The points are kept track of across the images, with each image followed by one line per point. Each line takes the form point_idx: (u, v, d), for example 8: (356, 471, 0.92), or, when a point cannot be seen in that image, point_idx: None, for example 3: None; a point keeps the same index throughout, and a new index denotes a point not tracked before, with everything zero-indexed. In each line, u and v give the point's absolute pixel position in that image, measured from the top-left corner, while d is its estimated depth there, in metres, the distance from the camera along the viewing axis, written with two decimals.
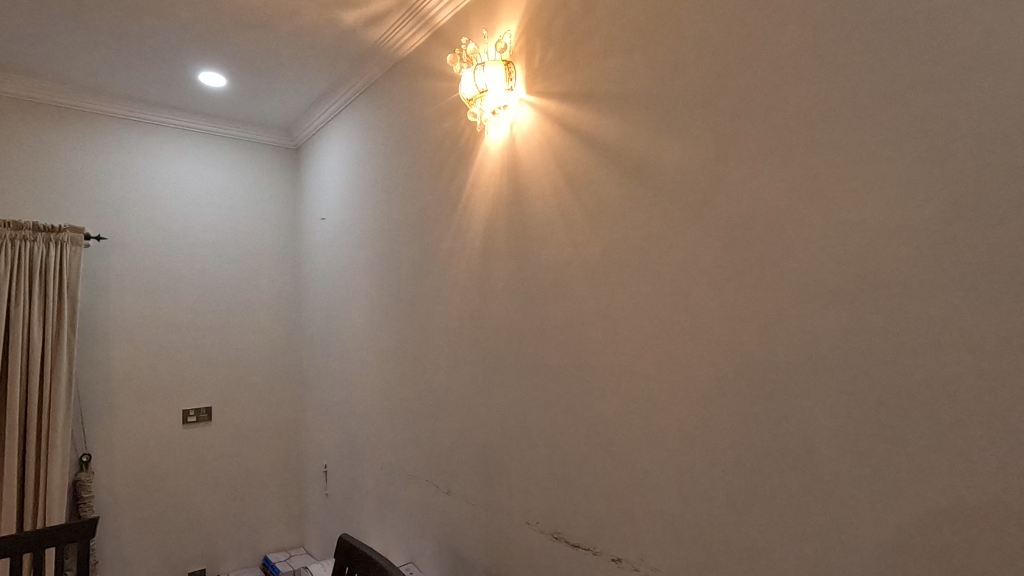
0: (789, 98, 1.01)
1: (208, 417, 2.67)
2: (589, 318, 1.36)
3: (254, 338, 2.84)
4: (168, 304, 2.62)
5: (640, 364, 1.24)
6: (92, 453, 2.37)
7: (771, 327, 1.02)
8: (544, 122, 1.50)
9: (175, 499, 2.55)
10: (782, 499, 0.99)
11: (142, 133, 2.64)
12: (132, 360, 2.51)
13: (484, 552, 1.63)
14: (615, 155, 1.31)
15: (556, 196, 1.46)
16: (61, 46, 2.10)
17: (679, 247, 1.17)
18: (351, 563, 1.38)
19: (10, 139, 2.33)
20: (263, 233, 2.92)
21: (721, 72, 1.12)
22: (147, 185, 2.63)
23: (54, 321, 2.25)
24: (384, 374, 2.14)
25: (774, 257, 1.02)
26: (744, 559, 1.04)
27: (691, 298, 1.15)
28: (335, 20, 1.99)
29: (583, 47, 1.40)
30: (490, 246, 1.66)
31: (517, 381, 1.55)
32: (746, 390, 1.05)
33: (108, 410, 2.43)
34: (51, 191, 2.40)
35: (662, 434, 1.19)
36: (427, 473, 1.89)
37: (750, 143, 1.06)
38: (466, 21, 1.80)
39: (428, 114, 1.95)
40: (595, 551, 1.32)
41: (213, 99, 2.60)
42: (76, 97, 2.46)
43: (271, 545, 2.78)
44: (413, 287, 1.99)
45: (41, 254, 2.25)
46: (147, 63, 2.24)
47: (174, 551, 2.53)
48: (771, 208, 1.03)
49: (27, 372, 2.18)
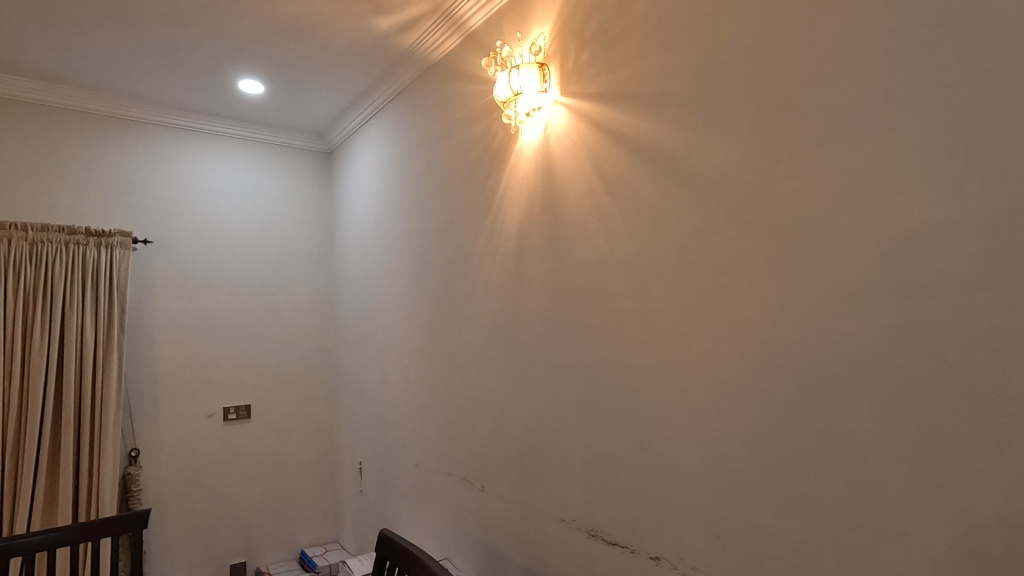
0: (830, 95, 1.00)
1: (247, 414, 2.75)
2: (626, 318, 1.36)
3: (291, 338, 2.91)
4: (211, 306, 2.71)
5: (676, 363, 1.24)
6: (141, 448, 2.47)
7: (814, 326, 1.01)
8: (578, 124, 1.51)
9: (216, 493, 2.63)
10: (825, 500, 0.98)
11: (183, 140, 2.73)
12: (176, 359, 2.60)
13: (520, 547, 1.65)
14: (651, 155, 1.32)
15: (591, 196, 1.47)
16: (111, 58, 2.20)
17: (717, 245, 1.17)
18: (392, 558, 1.42)
19: (64, 148, 2.45)
20: (298, 234, 3.00)
21: (760, 70, 1.11)
22: (190, 191, 2.72)
23: (105, 321, 2.35)
24: (419, 373, 2.19)
25: (816, 256, 1.01)
26: (788, 559, 1.03)
27: (729, 297, 1.14)
28: (369, 26, 2.03)
29: (617, 48, 1.41)
30: (524, 247, 1.68)
31: (552, 380, 1.57)
32: (787, 390, 1.04)
33: (154, 407, 2.53)
34: (101, 197, 2.51)
35: (701, 434, 1.19)
36: (462, 471, 1.92)
37: (791, 140, 1.05)
38: (499, 24, 1.82)
39: (461, 118, 1.98)
40: (633, 549, 1.33)
41: (251, 106, 2.67)
42: (124, 107, 2.57)
43: (307, 540, 2.85)
44: (448, 288, 2.03)
45: (92, 257, 2.36)
46: (189, 72, 2.32)
47: (217, 543, 2.61)
48: (810, 206, 1.02)
49: (81, 370, 2.28)
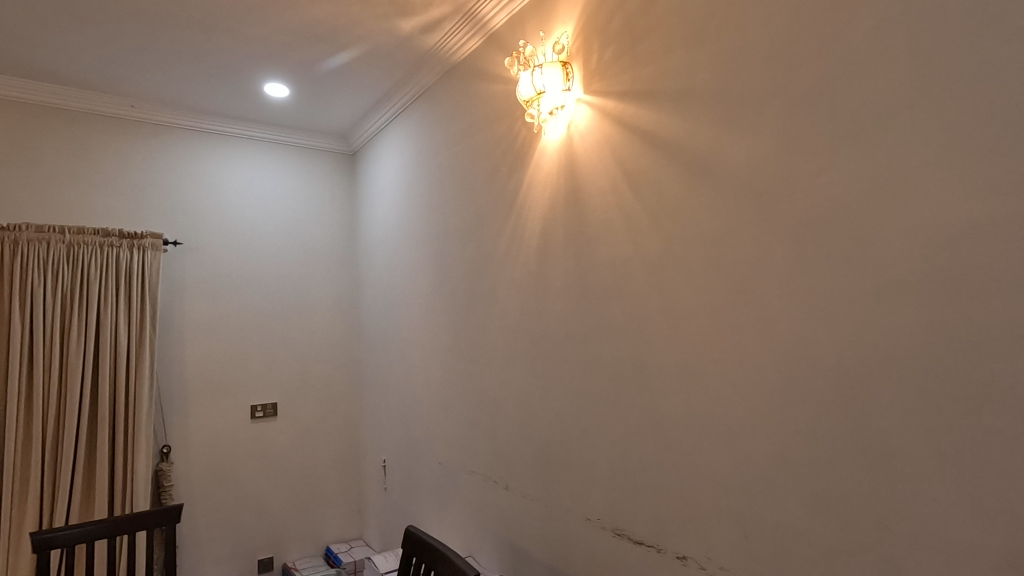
0: (860, 90, 0.98)
1: (273, 413, 2.80)
2: (651, 317, 1.35)
3: (317, 338, 2.96)
4: (238, 306, 2.76)
5: (702, 363, 1.23)
6: (172, 445, 2.53)
7: (846, 324, 0.99)
8: (602, 122, 1.51)
9: (244, 489, 2.69)
10: (858, 500, 0.97)
11: (211, 143, 2.79)
12: (205, 358, 2.66)
13: (545, 545, 1.65)
14: (676, 152, 1.31)
15: (616, 195, 1.46)
16: (144, 64, 2.26)
17: (746, 243, 1.16)
18: (420, 554, 1.44)
19: (98, 153, 2.52)
20: (322, 235, 3.04)
21: (790, 64, 1.09)
22: (218, 193, 2.77)
23: (138, 321, 2.42)
24: (443, 372, 2.20)
25: (846, 253, 0.99)
26: (821, 561, 1.02)
27: (758, 295, 1.13)
28: (393, 28, 2.05)
29: (640, 46, 1.41)
30: (548, 245, 1.69)
31: (576, 379, 1.57)
32: (817, 390, 1.03)
33: (185, 405, 2.59)
34: (133, 200, 2.58)
35: (729, 434, 1.17)
36: (486, 469, 1.93)
37: (822, 135, 1.03)
38: (522, 24, 1.83)
39: (484, 118, 1.99)
40: (659, 548, 1.32)
41: (277, 109, 2.72)
42: (155, 112, 2.64)
43: (332, 537, 2.89)
44: (471, 288, 2.04)
45: (126, 258, 2.42)
46: (218, 76, 2.38)
47: (246, 538, 2.66)
48: (840, 203, 1.00)
49: (116, 368, 2.34)
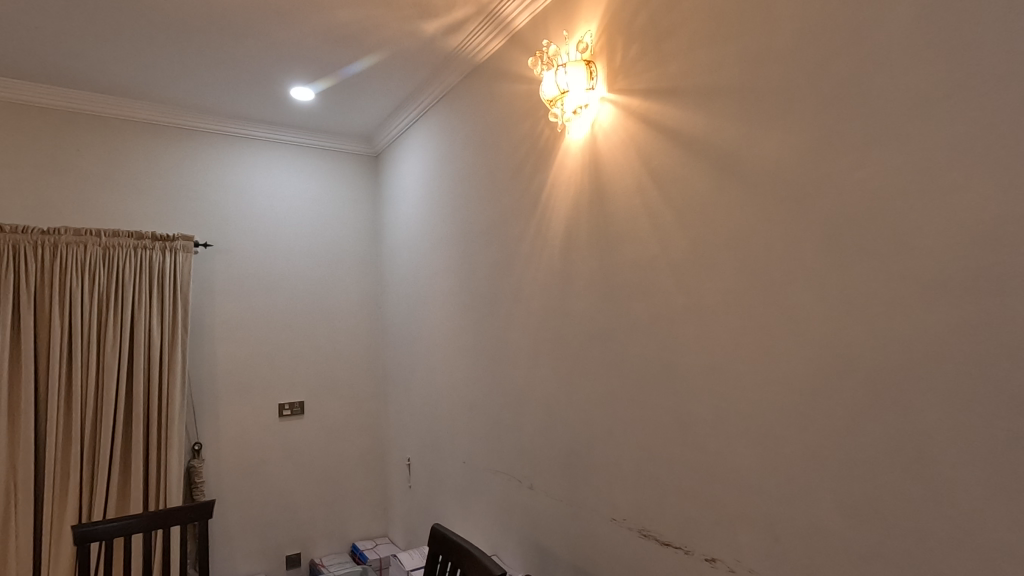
0: (894, 84, 0.96)
1: (300, 411, 2.85)
2: (677, 316, 1.34)
3: (342, 339, 3.00)
4: (266, 306, 2.82)
5: (731, 363, 1.21)
6: (203, 442, 2.60)
7: (883, 322, 0.96)
8: (627, 120, 1.50)
9: (272, 486, 2.74)
10: (893, 504, 0.94)
11: (238, 147, 2.85)
12: (234, 357, 2.72)
13: (571, 545, 1.65)
14: (702, 150, 1.29)
15: (641, 193, 1.45)
16: (174, 70, 2.32)
17: (776, 241, 1.14)
18: (446, 552, 1.45)
19: (132, 158, 2.60)
20: (347, 236, 3.08)
21: (823, 55, 1.06)
22: (246, 196, 2.83)
23: (170, 321, 2.48)
24: (467, 371, 2.22)
25: (880, 251, 0.97)
26: (856, 566, 0.99)
27: (789, 293, 1.10)
28: (416, 30, 2.07)
29: (666, 43, 1.39)
30: (572, 245, 1.68)
31: (602, 379, 1.57)
32: (851, 391, 1.00)
33: (215, 403, 2.65)
34: (165, 203, 2.64)
35: (760, 435, 1.15)
36: (511, 468, 1.94)
37: (854, 130, 1.01)
38: (545, 23, 1.83)
39: (507, 118, 2.00)
40: (686, 550, 1.31)
41: (302, 112, 2.77)
42: (186, 117, 2.70)
43: (358, 534, 2.93)
44: (495, 287, 2.04)
45: (158, 260, 2.49)
46: (245, 81, 2.42)
47: (274, 534, 2.72)
48: (874, 199, 0.97)
49: (149, 367, 2.41)
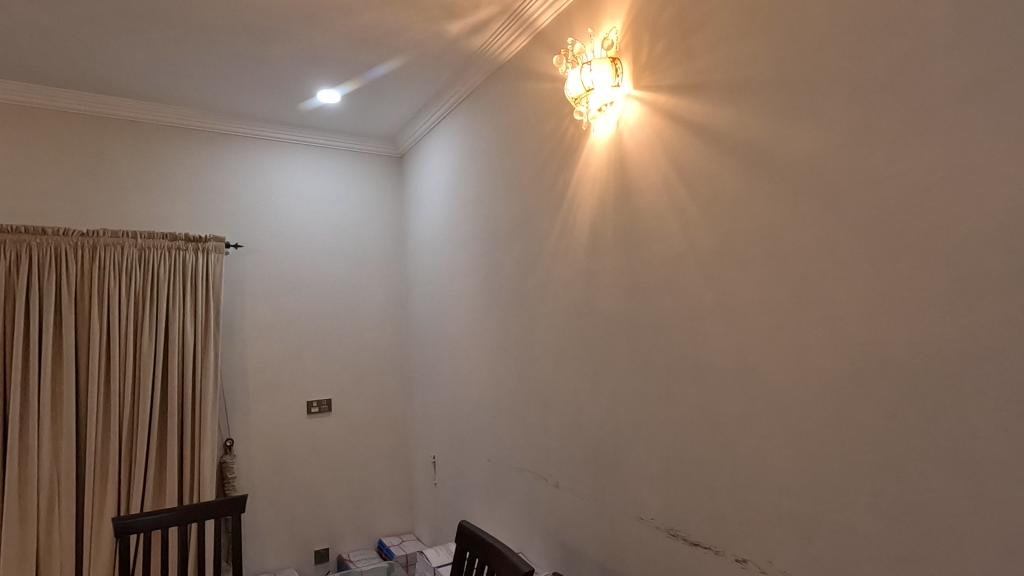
0: (932, 77, 0.93)
1: (328, 408, 2.90)
2: (705, 314, 1.33)
3: (368, 338, 3.04)
4: (294, 305, 2.87)
5: (761, 362, 1.20)
6: (234, 438, 2.66)
7: (922, 319, 0.93)
8: (653, 117, 1.48)
9: (301, 482, 2.79)
10: (934, 506, 0.92)
11: (267, 149, 2.91)
12: (264, 356, 2.78)
13: (598, 543, 1.65)
14: (731, 146, 1.28)
15: (668, 190, 1.44)
16: (206, 75, 2.38)
17: (807, 237, 1.11)
18: (474, 549, 1.46)
19: (166, 161, 2.67)
20: (372, 236, 3.11)
21: (856, 45, 1.04)
22: (274, 197, 2.89)
23: (203, 320, 2.55)
24: (492, 369, 2.23)
25: (919, 247, 0.94)
26: (894, 568, 0.97)
27: (822, 289, 1.08)
28: (440, 31, 2.09)
29: (693, 38, 1.38)
30: (598, 243, 1.68)
31: (628, 377, 1.56)
32: (888, 391, 0.98)
33: (246, 400, 2.71)
34: (196, 205, 2.71)
35: (791, 434, 1.13)
36: (536, 466, 1.94)
37: (890, 125, 0.99)
38: (569, 21, 1.82)
39: (532, 116, 2.00)
40: (717, 550, 1.29)
41: (328, 114, 2.81)
42: (216, 121, 2.77)
43: (384, 530, 2.96)
44: (520, 286, 2.05)
45: (191, 261, 2.55)
46: (273, 84, 2.47)
47: (303, 529, 2.77)
48: (911, 194, 0.95)
49: (183, 365, 2.48)
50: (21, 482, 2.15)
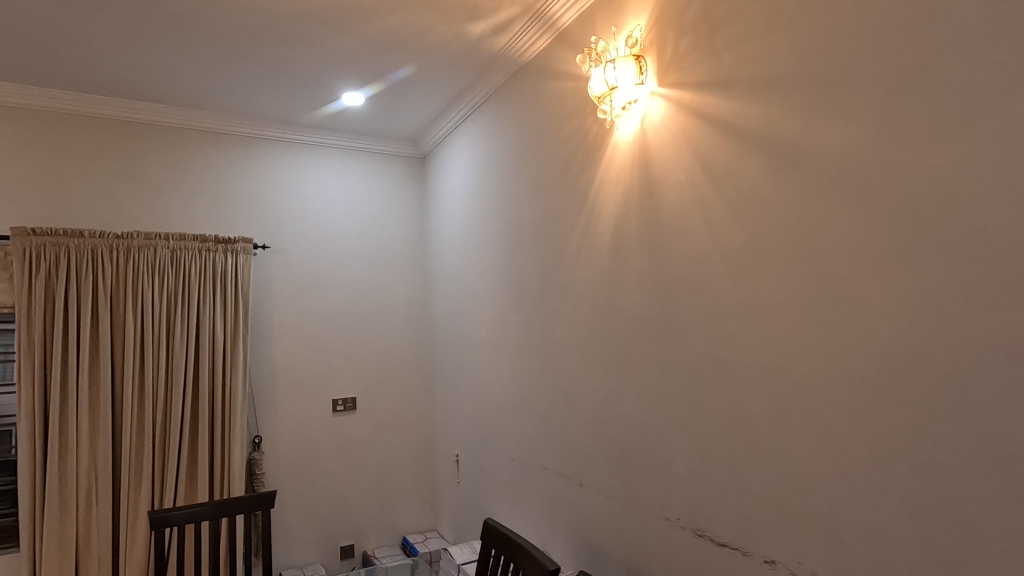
0: (965, 70, 0.91)
1: (353, 407, 2.94)
2: (732, 313, 1.32)
3: (391, 338, 3.07)
4: (319, 305, 2.91)
5: (788, 361, 1.18)
6: (262, 435, 2.72)
7: (958, 317, 0.91)
8: (678, 114, 1.48)
9: (326, 479, 2.83)
10: (970, 508, 0.90)
11: (292, 152, 2.96)
12: (290, 354, 2.83)
13: (623, 542, 1.64)
14: (758, 142, 1.26)
15: (693, 187, 1.43)
16: (234, 79, 2.43)
17: (837, 235, 1.10)
18: (499, 546, 1.48)
19: (195, 165, 2.74)
20: (395, 236, 3.15)
21: (891, 38, 1.01)
22: (300, 199, 2.94)
23: (232, 320, 2.61)
24: (515, 368, 2.24)
25: (953, 244, 0.92)
26: (929, 571, 0.95)
27: (853, 288, 1.06)
28: (463, 33, 2.10)
29: (719, 34, 1.37)
30: (622, 241, 1.68)
31: (653, 376, 1.55)
32: (921, 391, 0.96)
33: (273, 398, 2.77)
34: (225, 207, 2.78)
35: (823, 436, 1.11)
36: (560, 465, 1.95)
37: (922, 119, 0.97)
38: (593, 20, 1.82)
39: (555, 116, 2.00)
40: (745, 551, 1.28)
41: (352, 117, 2.85)
42: (244, 125, 2.83)
43: (408, 527, 2.99)
44: (543, 285, 2.06)
45: (221, 261, 2.61)
46: (299, 88, 2.51)
47: (329, 525, 2.81)
48: (944, 190, 0.93)
49: (213, 363, 2.54)
50: (60, 476, 2.23)
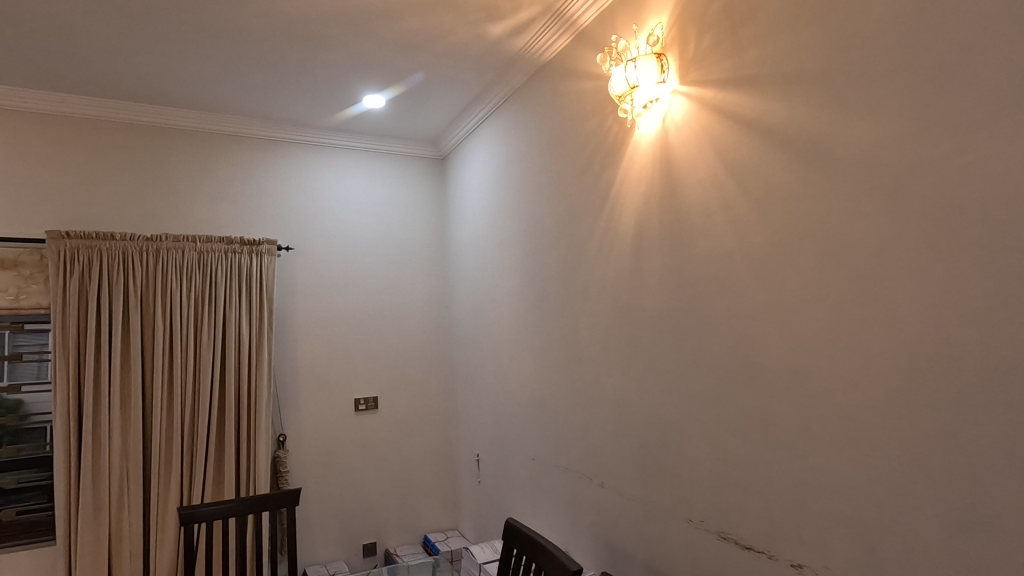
0: (998, 62, 0.88)
1: (374, 406, 2.97)
2: (756, 312, 1.30)
3: (412, 338, 3.09)
4: (341, 305, 2.95)
5: (814, 362, 1.16)
6: (287, 434, 2.77)
7: (991, 317, 0.88)
8: (700, 113, 1.46)
9: (348, 477, 2.87)
10: (1005, 514, 0.87)
11: (315, 154, 3.00)
12: (313, 354, 2.87)
13: (645, 544, 1.63)
14: (782, 139, 1.24)
15: (716, 186, 1.41)
16: (258, 84, 2.47)
17: (864, 233, 1.07)
18: (520, 546, 1.48)
19: (221, 168, 2.80)
20: (416, 237, 3.17)
21: (920, 31, 0.99)
22: (322, 201, 2.98)
23: (257, 320, 2.66)
24: (536, 368, 2.24)
25: (986, 243, 0.89)
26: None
27: (881, 287, 1.04)
28: (482, 34, 2.11)
29: (742, 30, 1.35)
30: (644, 241, 1.66)
31: (675, 377, 1.54)
32: (953, 393, 0.93)
33: (297, 397, 2.81)
34: (250, 210, 2.83)
35: (850, 438, 1.09)
36: (581, 465, 1.94)
37: (952, 114, 0.94)
38: (613, 19, 1.81)
39: (575, 115, 2.00)
40: (770, 554, 1.26)
41: (373, 119, 2.88)
42: (268, 128, 2.88)
43: (429, 526, 3.02)
44: (564, 285, 2.05)
45: (246, 263, 2.66)
46: (321, 91, 2.55)
47: (351, 523, 2.85)
48: (977, 187, 0.90)
49: (239, 363, 2.59)
50: (94, 472, 2.30)
